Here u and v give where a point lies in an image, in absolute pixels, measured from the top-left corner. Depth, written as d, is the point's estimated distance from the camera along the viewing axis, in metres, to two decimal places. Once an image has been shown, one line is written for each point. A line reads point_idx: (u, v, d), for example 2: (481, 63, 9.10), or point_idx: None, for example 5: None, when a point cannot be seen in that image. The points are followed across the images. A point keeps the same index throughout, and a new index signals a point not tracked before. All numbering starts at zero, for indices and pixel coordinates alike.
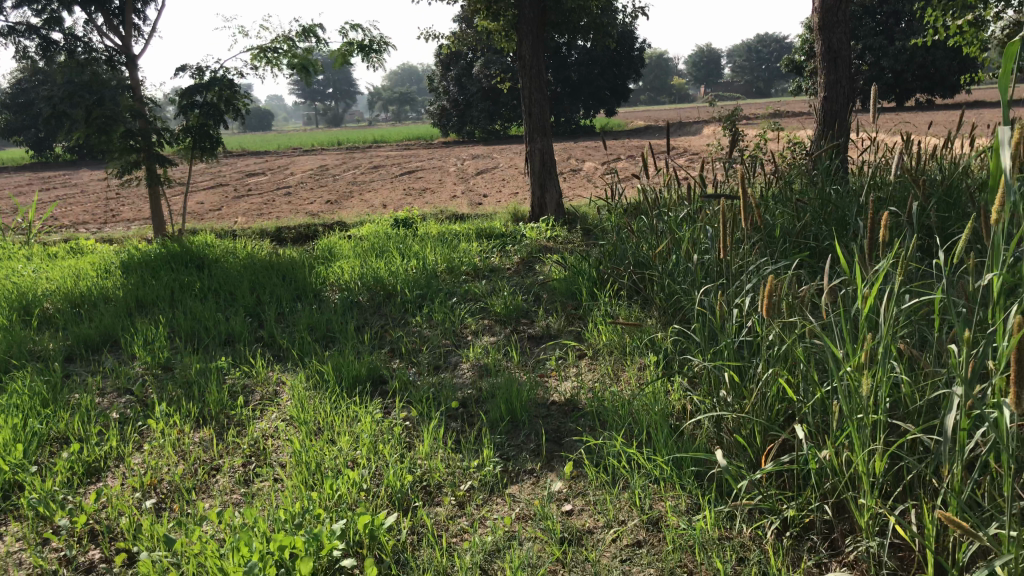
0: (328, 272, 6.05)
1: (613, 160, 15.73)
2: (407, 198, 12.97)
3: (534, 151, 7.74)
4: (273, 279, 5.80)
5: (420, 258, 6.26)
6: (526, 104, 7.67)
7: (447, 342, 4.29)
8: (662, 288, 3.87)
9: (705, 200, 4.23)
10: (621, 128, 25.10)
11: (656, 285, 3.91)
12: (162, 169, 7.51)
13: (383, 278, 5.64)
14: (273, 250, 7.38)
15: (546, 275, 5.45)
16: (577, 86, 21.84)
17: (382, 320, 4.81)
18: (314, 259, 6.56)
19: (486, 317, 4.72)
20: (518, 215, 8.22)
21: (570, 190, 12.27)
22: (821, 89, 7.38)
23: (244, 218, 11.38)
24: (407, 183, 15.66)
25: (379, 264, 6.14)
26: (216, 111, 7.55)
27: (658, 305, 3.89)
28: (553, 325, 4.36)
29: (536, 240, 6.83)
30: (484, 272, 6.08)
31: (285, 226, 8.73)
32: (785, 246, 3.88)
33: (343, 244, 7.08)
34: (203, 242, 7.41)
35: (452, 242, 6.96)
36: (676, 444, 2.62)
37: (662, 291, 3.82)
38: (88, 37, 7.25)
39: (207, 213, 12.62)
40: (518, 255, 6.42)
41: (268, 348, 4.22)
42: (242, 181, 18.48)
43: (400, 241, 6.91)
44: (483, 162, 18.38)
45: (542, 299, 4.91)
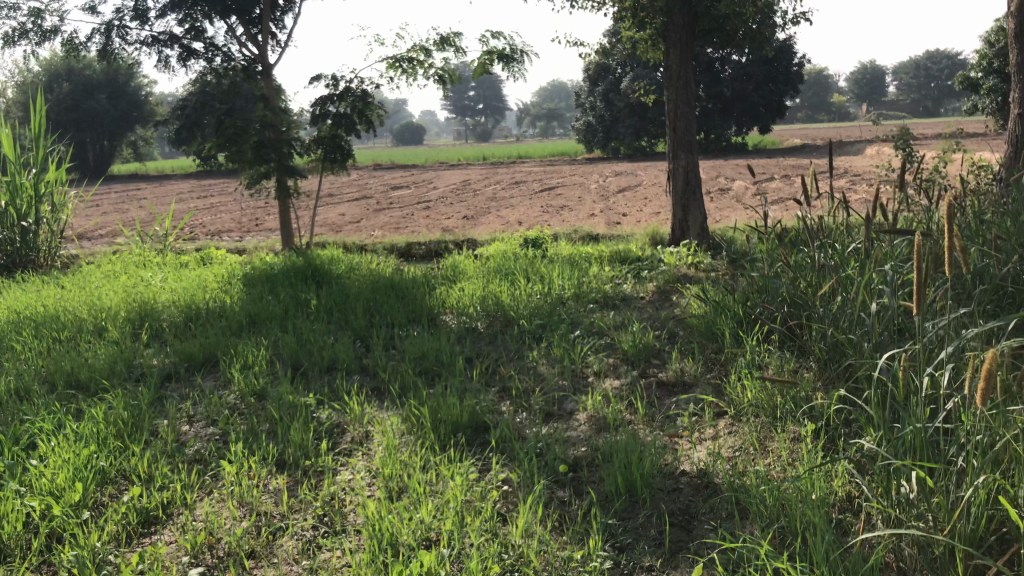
0: (448, 294, 5.70)
1: (764, 180, 14.78)
2: (543, 215, 12.56)
3: (678, 170, 7.14)
4: (390, 300, 5.49)
5: (547, 284, 5.81)
6: (670, 119, 7.09)
7: (566, 384, 3.80)
8: (822, 338, 3.25)
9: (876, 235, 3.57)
10: (775, 146, 23.86)
11: (814, 334, 3.29)
12: (294, 181, 7.41)
13: (504, 304, 5.22)
14: (398, 267, 7.13)
15: (683, 310, 4.87)
16: (729, 102, 20.90)
17: (497, 351, 4.37)
18: (437, 279, 6.23)
19: (612, 356, 4.20)
20: (657, 238, 7.63)
21: (717, 212, 11.53)
22: (1015, 105, 6.43)
23: (381, 232, 11.30)
24: (546, 199, 15.28)
25: (503, 287, 5.73)
26: (348, 119, 7.47)
27: (816, 359, 3.26)
28: (689, 370, 3.80)
29: (675, 267, 6.24)
30: (615, 301, 5.56)
31: (415, 242, 8.49)
32: (979, 293, 3.18)
33: (469, 264, 6.73)
34: (329, 256, 7.24)
35: (582, 266, 6.47)
36: (841, 557, 2.03)
37: (822, 342, 3.19)
38: (228, 46, 7.27)
39: (346, 225, 12.68)
40: (654, 285, 5.86)
41: (370, 381, 3.86)
42: (386, 194, 18.70)
43: (528, 263, 6.48)
44: (626, 179, 17.79)
45: (678, 337, 4.34)
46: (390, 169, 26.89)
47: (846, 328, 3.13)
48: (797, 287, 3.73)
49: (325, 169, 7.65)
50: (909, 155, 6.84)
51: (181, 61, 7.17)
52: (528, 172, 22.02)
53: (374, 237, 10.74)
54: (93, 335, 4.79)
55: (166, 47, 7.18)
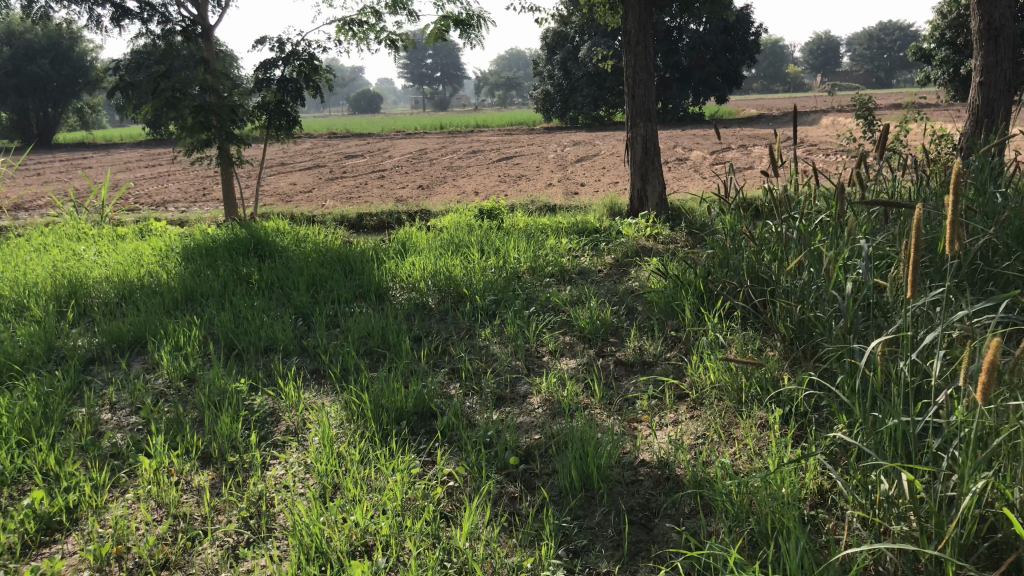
0: (397, 267, 5.44)
1: (722, 150, 14.65)
2: (499, 184, 12.29)
3: (637, 138, 6.92)
4: (336, 274, 5.22)
5: (501, 257, 5.58)
6: (629, 86, 6.85)
7: (520, 365, 3.58)
8: (788, 316, 3.07)
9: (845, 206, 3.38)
10: (732, 115, 23.79)
11: (781, 313, 3.10)
12: (237, 148, 7.05)
13: (455, 278, 4.98)
14: (347, 239, 6.84)
15: (643, 284, 4.67)
16: (687, 71, 20.73)
17: (448, 328, 4.14)
18: (387, 252, 5.95)
19: (568, 334, 3.99)
20: (615, 209, 7.43)
21: (675, 182, 11.38)
22: (977, 74, 6.30)
23: (333, 202, 10.96)
24: (502, 169, 15.01)
25: (455, 260, 5.49)
26: (294, 85, 7.11)
27: (782, 338, 3.08)
28: (649, 349, 3.60)
29: (634, 239, 6.04)
30: (573, 275, 5.34)
31: (365, 212, 8.19)
32: (953, 269, 3.02)
33: (420, 236, 6.47)
34: (275, 227, 6.93)
35: (538, 238, 6.25)
36: (816, 563, 1.87)
37: (789, 322, 3.01)
38: (165, 6, 6.84)
39: (297, 195, 12.30)
40: (612, 258, 5.66)
41: (311, 363, 3.61)
42: (340, 163, 18.25)
43: (482, 235, 6.23)
44: (584, 148, 17.56)
45: (638, 314, 4.14)
46: (344, 138, 26.31)
47: (815, 305, 2.95)
48: (762, 261, 3.54)
49: (270, 137, 7.30)
50: (871, 124, 6.70)
51: (113, 21, 6.73)
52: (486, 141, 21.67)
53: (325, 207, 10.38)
54: (12, 314, 4.45)
55: (97, 6, 6.73)
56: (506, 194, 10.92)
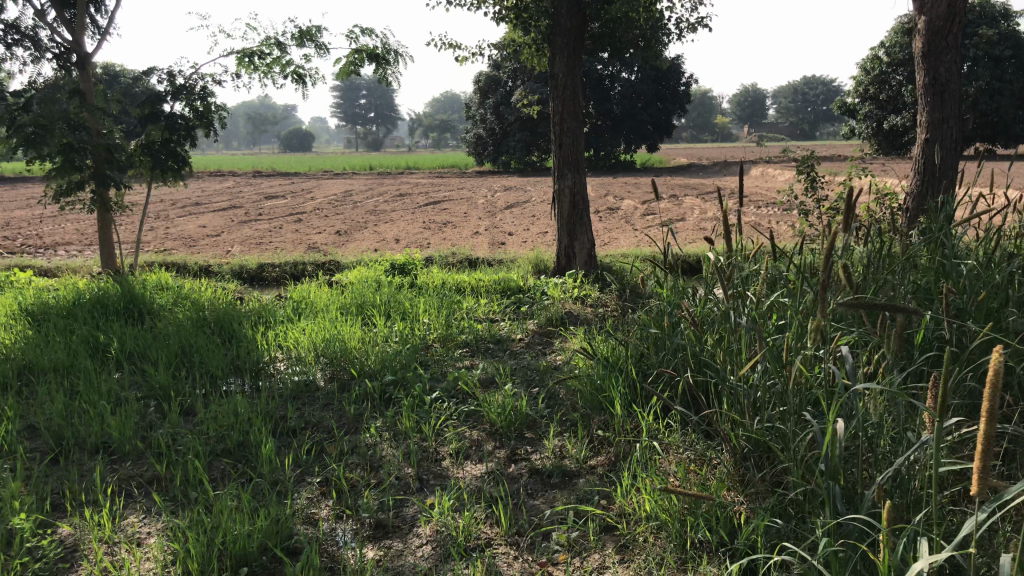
0: (287, 335, 4.73)
1: (653, 200, 14.34)
2: (423, 232, 11.65)
3: (564, 190, 6.34)
4: (213, 346, 4.49)
5: (408, 323, 4.92)
6: (556, 133, 6.28)
7: (411, 474, 2.91)
8: (739, 427, 2.48)
9: (803, 287, 2.83)
10: (663, 164, 23.71)
11: (732, 424, 2.51)
12: (117, 192, 6.26)
13: (352, 351, 4.30)
14: (240, 297, 6.11)
15: (567, 363, 4.05)
16: (619, 119, 20.51)
17: (331, 418, 3.45)
18: (279, 315, 5.24)
19: (476, 427, 3.33)
20: (541, 265, 6.84)
21: (607, 233, 10.88)
22: (922, 130, 5.91)
23: (241, 249, 10.14)
24: (427, 214, 14.39)
25: (354, 327, 4.80)
26: (185, 122, 6.38)
27: (733, 457, 2.48)
28: (569, 453, 2.98)
29: (559, 303, 5.44)
30: (488, 346, 4.71)
31: (268, 262, 7.44)
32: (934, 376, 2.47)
33: (321, 293, 5.76)
34: (157, 281, 6.13)
35: (454, 298, 5.61)
36: None
37: (746, 439, 2.41)
38: (36, 30, 6.07)
39: (204, 240, 11.43)
40: (534, 324, 5.04)
41: (149, 469, 2.88)
42: (259, 204, 17.38)
43: (391, 295, 5.57)
44: (514, 195, 17.07)
45: (560, 403, 3.51)
46: (268, 177, 25.32)
47: (774, 418, 2.36)
48: (706, 348, 2.95)
49: (157, 179, 6.53)
50: (812, 181, 6.28)
51: None
52: (414, 184, 21.04)
53: (230, 255, 9.58)
54: None
55: None
56: (428, 243, 10.26)
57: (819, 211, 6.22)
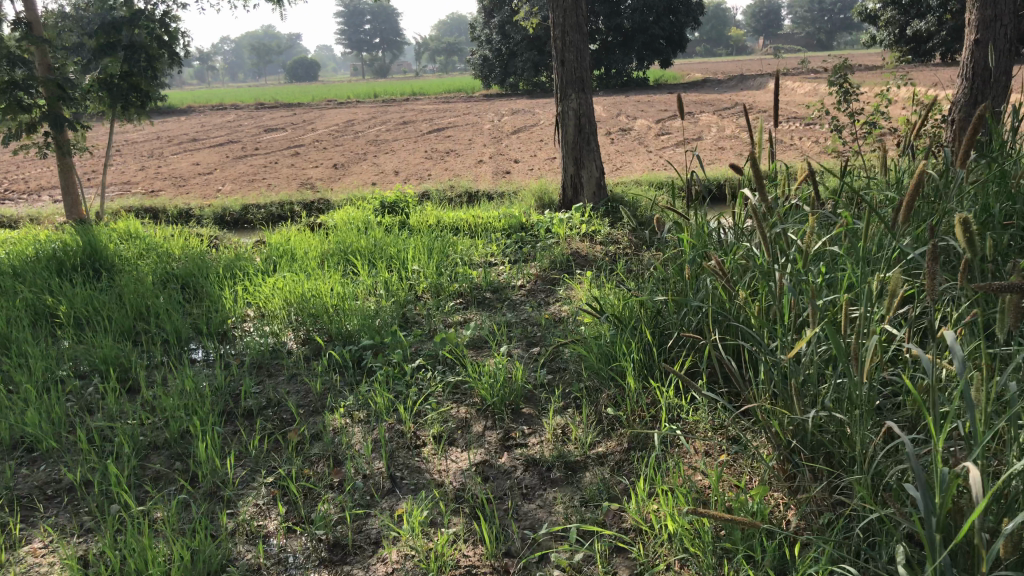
0: (258, 290, 4.21)
1: (667, 120, 13.56)
2: (424, 162, 11.01)
3: (568, 114, 5.66)
4: (174, 307, 3.99)
5: (395, 272, 4.39)
6: (557, 48, 5.54)
7: (381, 471, 2.40)
8: (794, 421, 1.95)
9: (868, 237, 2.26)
10: (677, 81, 22.69)
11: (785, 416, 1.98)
12: (76, 132, 5.68)
13: (328, 310, 3.79)
14: (216, 244, 5.58)
15: (573, 318, 3.50)
16: (630, 35, 19.50)
17: (295, 397, 2.94)
18: (254, 266, 4.72)
19: (462, 402, 2.82)
20: (546, 197, 6.25)
21: (619, 157, 10.21)
22: (972, 29, 5.19)
23: (230, 188, 9.58)
24: (430, 142, 13.71)
25: (334, 278, 4.29)
26: (145, 51, 5.75)
27: (784, 455, 1.97)
28: (574, 437, 2.46)
29: (564, 243, 4.88)
30: (485, 295, 4.18)
31: (252, 203, 6.90)
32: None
33: (302, 238, 5.23)
34: (125, 229, 5.61)
35: (448, 239, 5.06)
36: None
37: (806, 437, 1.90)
38: None
39: (194, 179, 10.85)
40: (536, 268, 4.51)
41: (66, 474, 2.39)
42: (257, 138, 16.71)
43: (377, 238, 5.03)
44: (521, 119, 16.30)
45: (563, 368, 2.98)
46: (271, 108, 24.55)
47: (837, 413, 1.83)
48: (742, 309, 2.40)
49: (121, 116, 5.94)
50: (846, 94, 5.59)
51: None
52: (418, 110, 20.23)
53: (219, 194, 9.04)
54: None
55: None
56: (429, 175, 9.65)
57: (853, 126, 5.56)
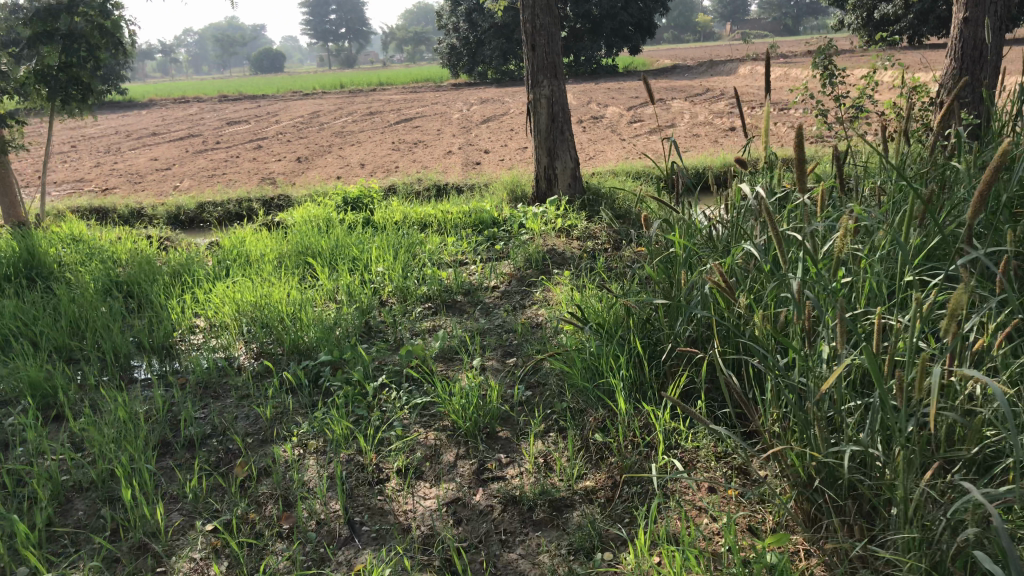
0: (208, 298, 3.88)
1: (639, 107, 13.28)
2: (391, 154, 10.66)
3: (540, 102, 5.35)
4: (115, 319, 3.64)
5: (358, 276, 4.07)
6: (528, 31, 5.22)
7: (338, 515, 2.09)
8: (820, 458, 1.69)
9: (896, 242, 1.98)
10: (647, 67, 22.43)
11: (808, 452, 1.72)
12: (12, 128, 5.27)
13: (282, 320, 3.47)
14: (167, 245, 5.23)
15: (551, 325, 3.21)
16: (599, 21, 19.15)
17: (243, 424, 2.63)
18: (205, 270, 4.37)
19: (431, 425, 2.52)
20: (518, 189, 5.94)
21: (592, 146, 9.92)
22: (960, 7, 4.81)
23: (188, 184, 9.18)
24: (398, 133, 13.34)
25: (291, 284, 3.96)
26: (85, 40, 5.34)
27: (807, 497, 1.70)
28: (557, 469, 2.17)
29: (539, 239, 4.59)
30: (455, 299, 3.88)
31: (208, 200, 6.53)
32: None
33: (258, 238, 4.89)
34: (68, 230, 5.23)
35: (415, 237, 4.75)
36: None
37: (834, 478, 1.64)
38: None
39: (151, 175, 10.42)
40: (510, 268, 4.21)
41: None
42: (219, 130, 16.23)
43: (339, 237, 4.70)
44: (490, 107, 15.96)
45: (542, 383, 2.69)
46: (234, 100, 23.97)
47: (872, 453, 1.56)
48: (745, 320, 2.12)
49: (60, 111, 5.54)
50: (831, 76, 5.32)
51: None
52: (385, 100, 19.80)
53: (176, 191, 8.64)
54: None
55: None
56: (396, 167, 9.31)
57: (839, 110, 5.29)
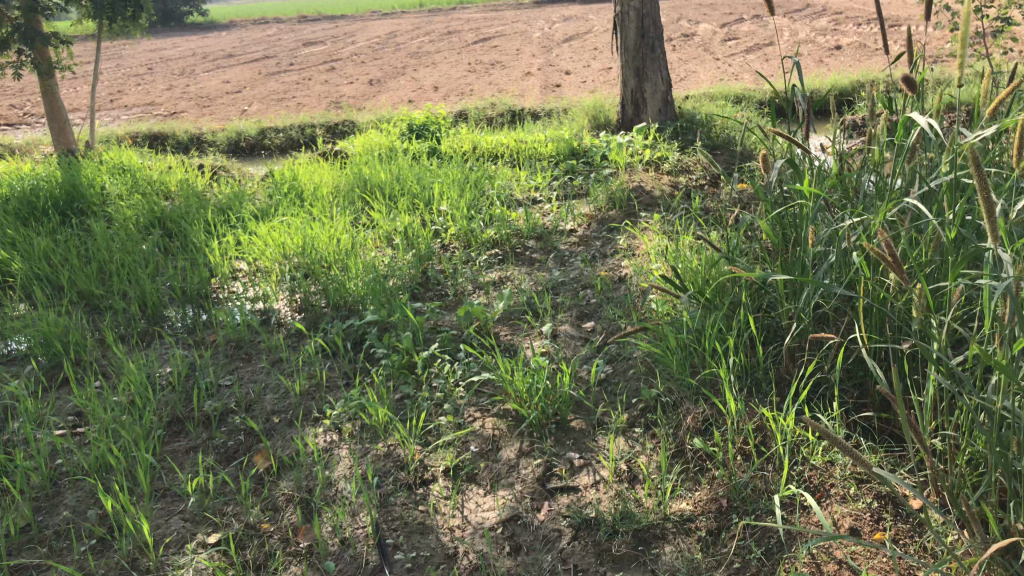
0: (251, 236, 3.48)
1: (732, 24, 12.31)
2: (466, 76, 10.10)
3: (627, 16, 4.70)
4: (148, 261, 3.28)
5: (417, 216, 3.62)
6: None
7: (367, 533, 1.68)
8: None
9: None
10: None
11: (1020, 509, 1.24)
12: (58, 49, 4.93)
13: (329, 270, 3.05)
14: (220, 175, 4.87)
15: (638, 283, 2.71)
16: None
17: (269, 401, 2.23)
18: (254, 205, 3.99)
19: (486, 407, 2.08)
20: (601, 116, 5.36)
21: (682, 67, 9.16)
22: None
23: (255, 108, 8.83)
24: (475, 53, 12.72)
25: (342, 222, 3.53)
26: None
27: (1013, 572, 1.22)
28: (643, 484, 1.71)
29: (623, 175, 4.05)
30: (526, 244, 3.41)
31: (270, 125, 6.16)
32: None
33: (315, 170, 4.48)
34: (117, 158, 4.91)
35: (484, 170, 4.27)
36: None
37: None
38: None
39: (220, 98, 10.10)
40: (589, 210, 3.70)
41: None
42: (294, 52, 15.85)
43: (400, 169, 4.24)
44: (572, 26, 15.09)
45: (625, 357, 2.21)
46: (312, 20, 23.51)
47: None
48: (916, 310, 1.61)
49: (109, 30, 5.17)
50: None
51: None
52: (463, 19, 19.04)
53: (243, 114, 8.30)
54: None
55: None
56: (470, 90, 8.76)
57: (981, 24, 4.51)
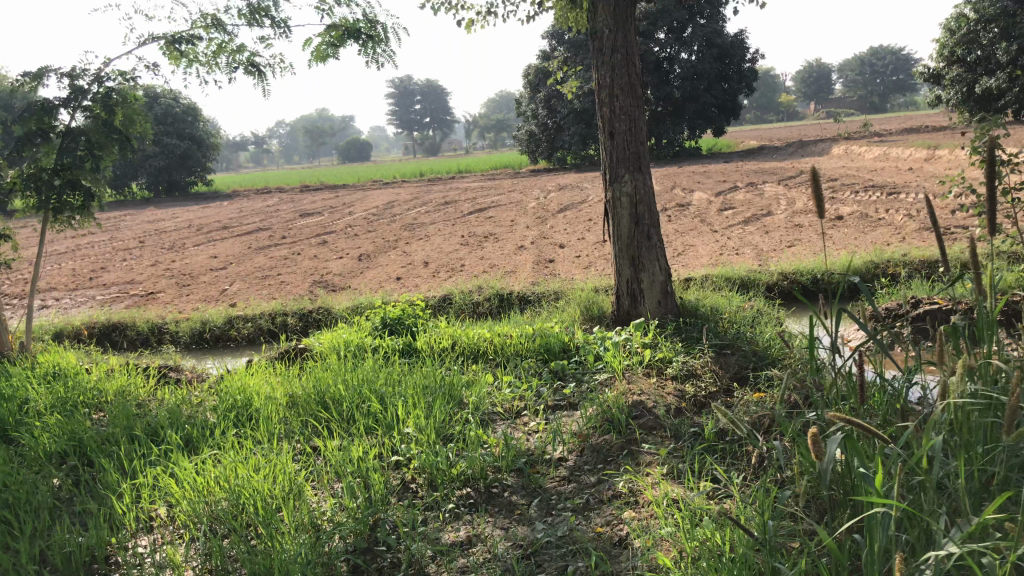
0: (172, 470, 2.88)
1: (729, 193, 12.16)
2: (458, 250, 9.78)
3: (620, 202, 4.30)
4: (40, 508, 2.67)
5: (375, 442, 3.03)
6: (605, 115, 4.23)
7: None
8: None
9: None
10: (731, 148, 21.31)
11: None
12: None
13: (254, 528, 2.44)
14: (167, 377, 4.32)
15: (643, 561, 2.09)
16: (681, 105, 18.18)
17: None
18: (192, 420, 3.42)
19: None
20: (595, 306, 4.87)
21: (680, 239, 8.82)
22: None
23: (234, 289, 8.41)
24: (469, 225, 12.50)
25: (285, 452, 2.94)
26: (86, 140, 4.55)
27: None
28: None
29: (622, 384, 3.50)
30: (504, 482, 2.80)
31: (239, 314, 5.67)
32: None
33: (270, 374, 3.93)
34: (53, 360, 4.37)
35: (462, 376, 3.71)
36: None
37: None
38: None
39: (202, 275, 9.73)
40: (582, 432, 3.12)
41: None
42: (288, 223, 15.73)
43: (364, 375, 3.69)
44: (567, 195, 15.04)
45: None
46: (313, 190, 23.77)
47: None
48: None
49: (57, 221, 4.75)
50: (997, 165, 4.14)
51: None
52: (460, 188, 19.15)
53: (219, 296, 7.86)
54: None
55: None
56: (460, 266, 8.37)
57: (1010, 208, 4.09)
